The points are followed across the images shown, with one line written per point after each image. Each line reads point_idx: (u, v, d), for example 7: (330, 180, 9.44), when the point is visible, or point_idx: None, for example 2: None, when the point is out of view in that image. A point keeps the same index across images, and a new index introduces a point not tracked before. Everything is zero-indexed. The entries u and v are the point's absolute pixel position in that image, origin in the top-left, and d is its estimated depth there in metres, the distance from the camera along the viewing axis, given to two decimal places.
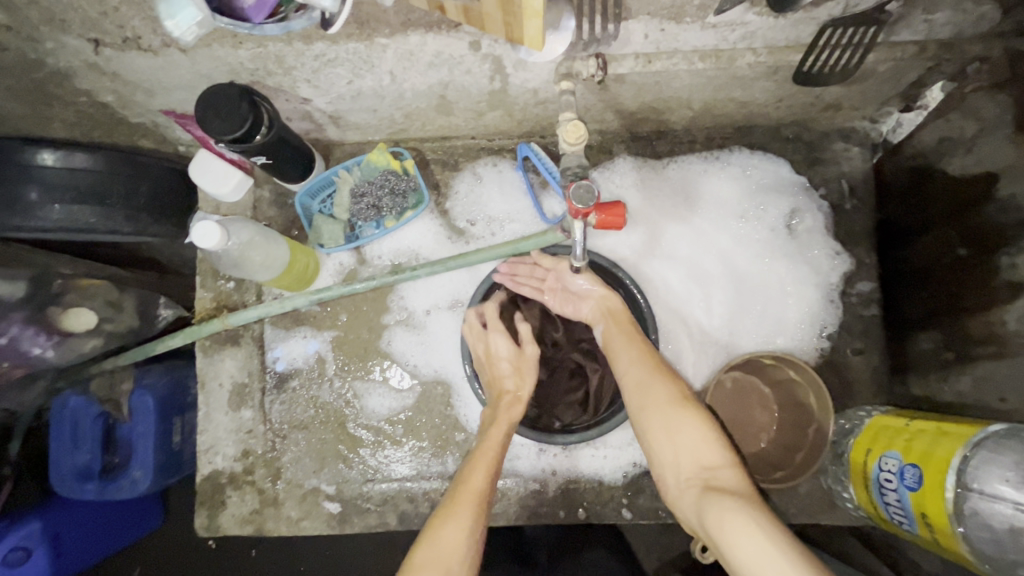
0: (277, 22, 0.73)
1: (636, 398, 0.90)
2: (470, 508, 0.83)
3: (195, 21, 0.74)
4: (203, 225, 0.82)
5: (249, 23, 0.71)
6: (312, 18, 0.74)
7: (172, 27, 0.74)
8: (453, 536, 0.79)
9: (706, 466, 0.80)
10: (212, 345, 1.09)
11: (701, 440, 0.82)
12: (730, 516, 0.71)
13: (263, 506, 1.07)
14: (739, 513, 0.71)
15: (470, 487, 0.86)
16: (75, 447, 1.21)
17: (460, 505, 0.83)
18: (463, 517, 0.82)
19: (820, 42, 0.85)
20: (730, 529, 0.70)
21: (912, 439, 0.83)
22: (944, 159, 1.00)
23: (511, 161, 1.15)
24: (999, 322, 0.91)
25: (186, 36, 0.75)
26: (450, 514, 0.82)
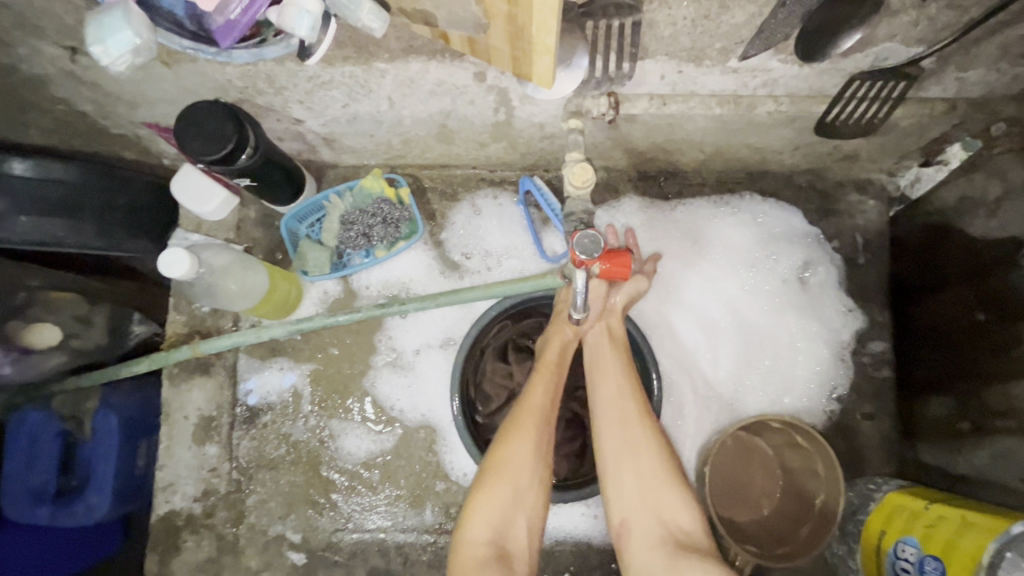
0: (250, 47, 0.67)
1: (614, 437, 0.82)
2: (530, 436, 0.81)
3: (130, 48, 0.62)
4: (174, 252, 0.75)
5: (216, 48, 0.65)
6: (290, 45, 0.68)
7: (99, 52, 0.61)
8: (508, 469, 0.79)
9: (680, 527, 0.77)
10: (180, 373, 1.01)
11: (678, 501, 0.78)
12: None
13: (221, 553, 0.98)
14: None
15: (528, 404, 0.83)
16: (30, 467, 1.11)
17: (521, 425, 0.82)
18: (527, 439, 0.81)
19: (845, 93, 0.81)
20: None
21: (932, 527, 0.76)
22: (965, 219, 0.95)
23: (512, 195, 1.09)
24: (1020, 397, 0.85)
25: (117, 64, 0.63)
26: (508, 435, 0.81)
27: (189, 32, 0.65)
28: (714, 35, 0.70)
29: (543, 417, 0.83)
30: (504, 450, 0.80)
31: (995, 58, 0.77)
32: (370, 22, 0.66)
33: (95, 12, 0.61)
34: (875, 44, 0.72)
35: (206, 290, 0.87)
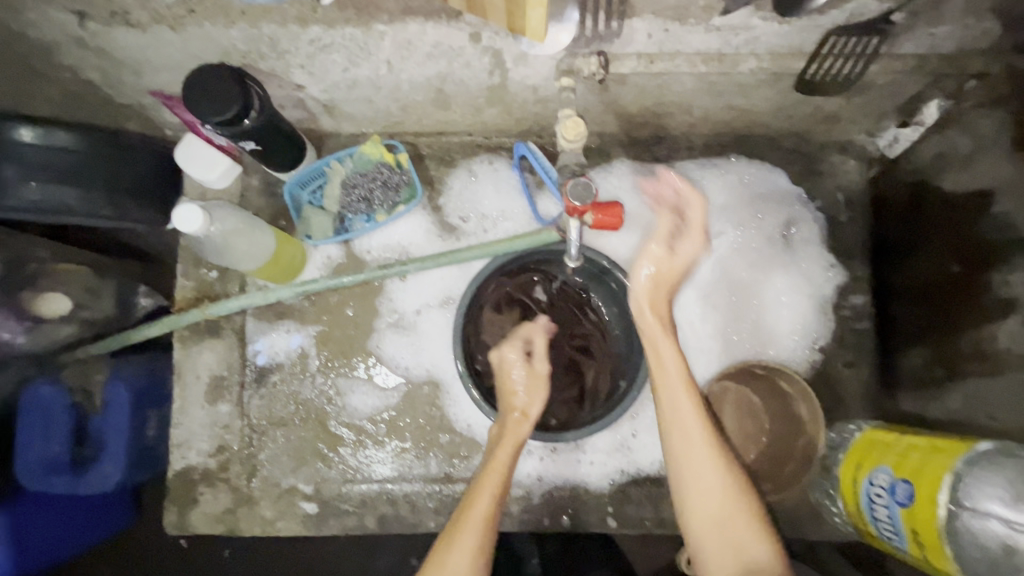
0: None
1: (674, 419, 0.87)
2: (476, 539, 0.80)
3: None
4: (186, 208, 0.79)
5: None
6: None
7: None
8: (455, 567, 0.79)
9: (736, 532, 0.80)
10: (191, 336, 1.06)
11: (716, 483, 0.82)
12: (712, 485, 0.82)
13: (237, 505, 1.03)
14: (729, 487, 0.82)
15: (474, 513, 0.82)
16: (45, 438, 1.15)
17: (464, 533, 0.81)
18: (465, 546, 0.80)
19: (823, 50, 0.85)
20: (710, 496, 0.82)
21: (904, 455, 0.82)
22: (940, 175, 1.00)
23: (507, 160, 1.13)
24: (990, 338, 0.90)
25: None
26: (451, 542, 0.80)
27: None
28: None
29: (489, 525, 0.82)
30: (444, 562, 0.79)
31: (964, 13, 0.81)
32: None
33: None
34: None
35: (214, 250, 0.90)
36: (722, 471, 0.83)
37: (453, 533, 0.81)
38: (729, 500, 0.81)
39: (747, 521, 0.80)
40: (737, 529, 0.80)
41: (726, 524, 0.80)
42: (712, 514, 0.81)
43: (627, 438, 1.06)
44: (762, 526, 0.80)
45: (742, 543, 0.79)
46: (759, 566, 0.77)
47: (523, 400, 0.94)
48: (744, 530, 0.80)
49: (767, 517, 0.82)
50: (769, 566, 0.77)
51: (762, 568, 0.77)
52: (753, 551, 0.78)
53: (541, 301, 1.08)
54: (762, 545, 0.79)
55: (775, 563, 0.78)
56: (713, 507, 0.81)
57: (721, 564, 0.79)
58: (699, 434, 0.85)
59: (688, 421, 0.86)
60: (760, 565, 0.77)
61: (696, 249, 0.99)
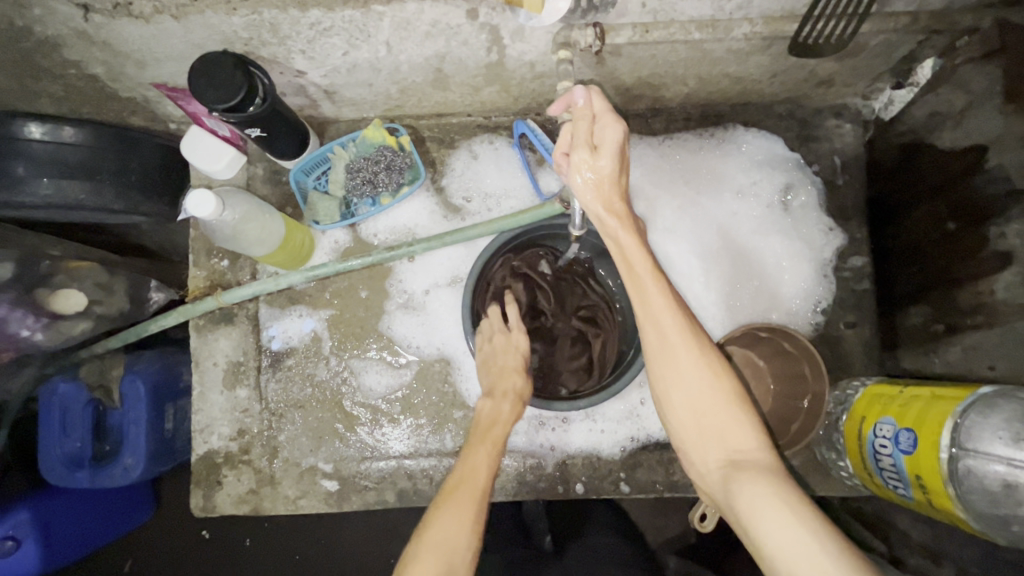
0: None
1: (648, 322, 0.81)
2: (474, 506, 0.80)
3: None
4: (198, 195, 0.81)
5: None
6: None
7: None
8: (453, 530, 0.77)
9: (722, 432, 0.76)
10: (206, 324, 1.08)
11: (699, 381, 0.78)
12: (693, 380, 0.78)
13: (260, 486, 1.06)
14: (713, 379, 0.78)
15: (472, 484, 0.83)
16: (65, 434, 1.19)
17: (457, 502, 0.80)
18: (462, 515, 0.79)
19: (814, 12, 0.86)
20: (690, 385, 0.78)
21: (905, 406, 0.84)
22: (934, 134, 1.01)
23: (507, 139, 1.15)
24: (987, 291, 0.92)
25: None
26: (447, 510, 0.79)
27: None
28: None
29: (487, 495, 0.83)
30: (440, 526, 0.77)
31: None
32: None
33: None
34: None
35: (227, 238, 0.93)
36: (701, 366, 0.78)
37: (450, 503, 0.80)
38: (711, 392, 0.77)
39: (728, 417, 0.76)
40: (718, 421, 0.77)
41: (711, 415, 0.77)
42: (694, 410, 0.78)
43: (637, 407, 1.09)
44: (746, 419, 0.76)
45: (727, 436, 0.76)
46: (742, 455, 0.74)
47: (518, 384, 0.98)
48: (727, 421, 0.76)
49: (752, 404, 0.77)
50: (756, 454, 0.74)
51: (747, 454, 0.74)
52: (742, 445, 0.75)
53: (547, 275, 1.10)
54: (751, 435, 0.75)
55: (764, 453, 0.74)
56: (694, 401, 0.78)
57: (705, 455, 0.77)
58: (675, 327, 0.79)
59: (659, 313, 0.79)
60: (744, 452, 0.75)
61: (618, 133, 0.78)
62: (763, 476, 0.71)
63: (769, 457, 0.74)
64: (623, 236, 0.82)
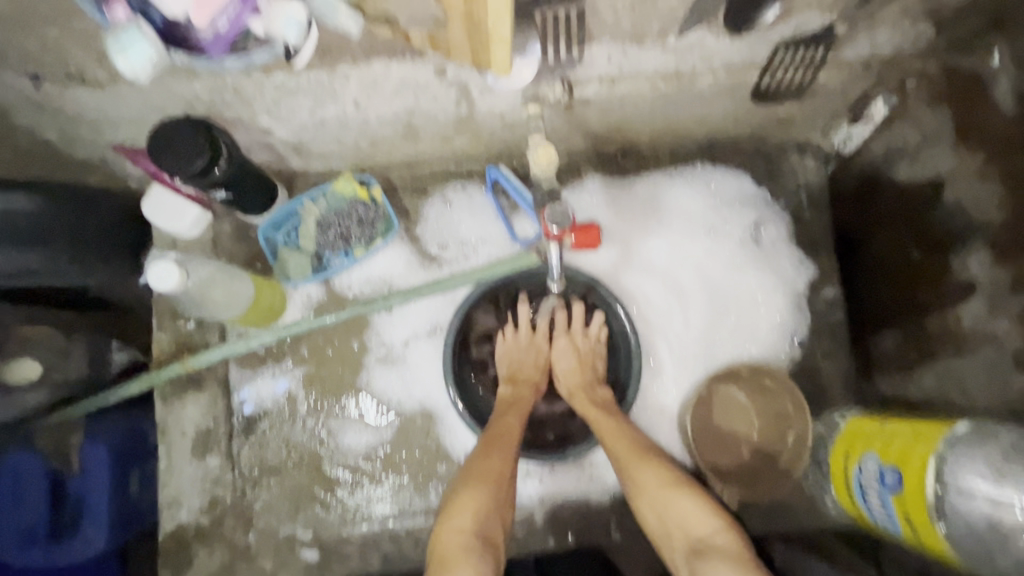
0: (238, 56, 0.66)
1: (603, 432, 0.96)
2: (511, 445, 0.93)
3: (149, 59, 0.63)
4: (161, 265, 0.78)
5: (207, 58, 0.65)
6: (275, 50, 0.66)
7: (124, 67, 0.63)
8: (488, 471, 0.89)
9: (698, 537, 0.84)
10: (173, 390, 1.03)
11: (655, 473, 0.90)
12: (650, 478, 0.90)
13: (235, 559, 1.01)
14: (644, 464, 0.91)
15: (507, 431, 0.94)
16: (16, 509, 1.03)
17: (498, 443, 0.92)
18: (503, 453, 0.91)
19: (773, 62, 0.90)
20: (646, 482, 0.89)
21: (888, 442, 0.85)
22: (893, 169, 1.05)
23: (480, 185, 1.14)
24: (955, 321, 0.95)
25: (141, 76, 0.64)
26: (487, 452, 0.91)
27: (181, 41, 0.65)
28: (653, 17, 0.77)
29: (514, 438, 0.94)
30: (489, 461, 0.90)
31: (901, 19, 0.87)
32: (347, 25, 0.67)
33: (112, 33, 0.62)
34: (795, 14, 0.80)
35: (193, 303, 0.89)
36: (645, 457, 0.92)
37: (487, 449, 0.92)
38: (663, 490, 0.88)
39: (667, 492, 0.88)
40: (668, 496, 0.88)
41: (697, 531, 0.84)
42: (655, 504, 0.88)
43: None
44: (695, 497, 0.87)
45: (670, 507, 0.87)
46: (707, 540, 0.83)
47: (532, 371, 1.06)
48: (670, 501, 0.87)
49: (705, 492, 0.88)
50: (719, 539, 0.82)
51: (713, 538, 0.83)
52: (698, 523, 0.85)
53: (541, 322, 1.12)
54: (699, 511, 0.85)
55: (726, 534, 0.83)
56: (652, 493, 0.89)
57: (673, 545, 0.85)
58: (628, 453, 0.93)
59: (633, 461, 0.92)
60: (707, 539, 0.83)
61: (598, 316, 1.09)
62: (726, 559, 0.79)
63: (732, 542, 0.82)
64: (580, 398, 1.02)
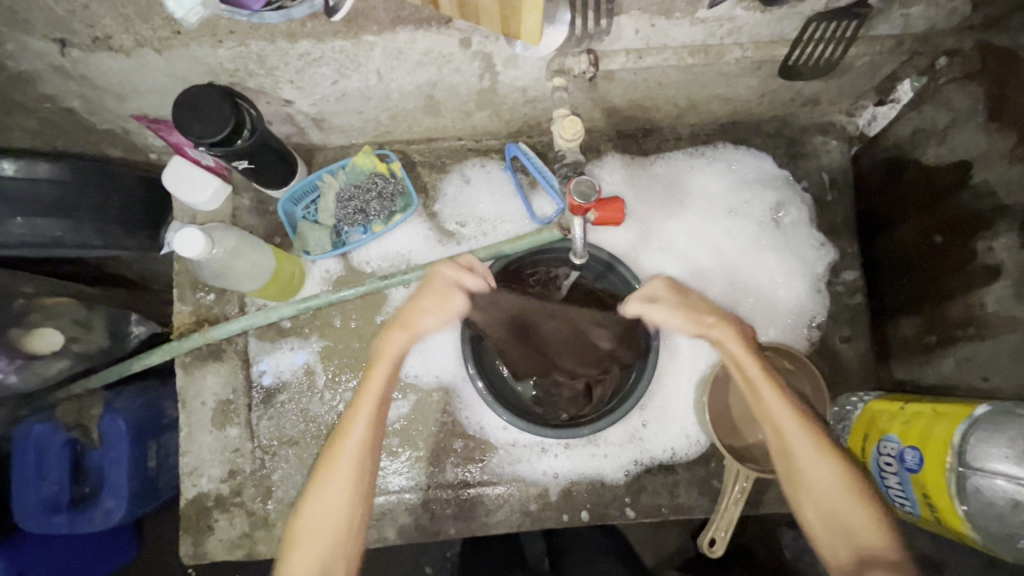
0: (276, 11, 0.72)
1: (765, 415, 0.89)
2: (344, 482, 0.86)
3: (198, 2, 0.69)
4: (186, 233, 0.78)
5: (247, 11, 0.71)
6: (313, 6, 0.73)
7: (175, 7, 0.69)
8: (319, 517, 0.85)
9: (862, 545, 0.83)
10: (193, 361, 1.04)
11: (831, 472, 0.86)
12: (824, 480, 0.86)
13: (254, 529, 1.02)
14: (820, 460, 0.86)
15: (342, 451, 0.86)
16: (40, 479, 1.08)
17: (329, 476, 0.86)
18: (338, 482, 0.86)
19: (804, 36, 0.88)
20: (818, 487, 0.86)
21: (909, 423, 0.85)
22: (920, 150, 1.03)
23: (499, 162, 1.13)
24: (978, 303, 0.94)
25: (190, 16, 0.70)
26: (321, 483, 0.86)
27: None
28: None
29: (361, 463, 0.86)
30: (316, 497, 0.86)
31: None
32: None
33: None
34: None
35: (216, 273, 0.90)
36: (827, 456, 0.86)
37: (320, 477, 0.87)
38: (837, 491, 0.85)
39: (850, 503, 0.85)
40: (839, 505, 0.85)
41: (865, 536, 0.83)
42: (820, 506, 0.86)
43: (638, 429, 1.08)
44: (864, 506, 0.85)
45: (840, 513, 0.85)
46: (866, 550, 0.83)
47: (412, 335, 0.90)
48: (846, 513, 0.85)
49: (871, 495, 0.85)
50: (882, 550, 0.82)
51: (873, 549, 0.82)
52: (865, 531, 0.84)
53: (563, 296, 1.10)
54: (867, 520, 0.84)
55: (886, 544, 0.83)
56: (821, 492, 0.86)
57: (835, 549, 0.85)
58: (808, 451, 0.87)
59: (805, 452, 0.87)
60: (870, 548, 0.83)
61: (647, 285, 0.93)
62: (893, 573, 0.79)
63: (896, 555, 0.82)
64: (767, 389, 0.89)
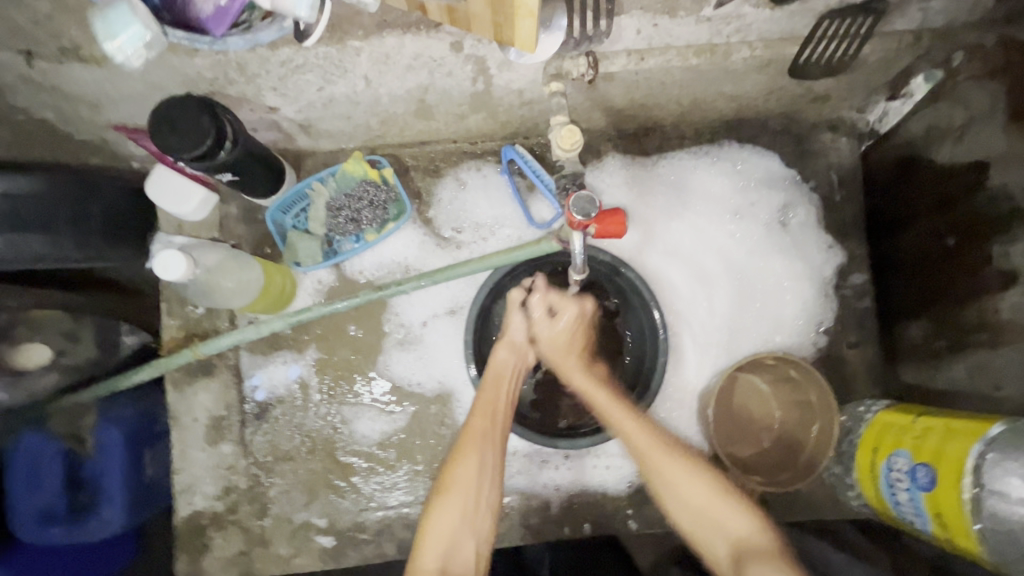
0: (242, 34, 0.66)
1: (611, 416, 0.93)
2: (477, 453, 0.89)
3: (143, 41, 0.63)
4: (169, 254, 0.75)
5: (208, 37, 0.64)
6: (283, 27, 0.67)
7: (114, 49, 0.63)
8: (465, 478, 0.88)
9: (734, 534, 0.84)
10: (183, 377, 1.01)
11: (689, 475, 0.88)
12: (678, 474, 0.89)
13: (250, 546, 1.01)
14: (681, 466, 0.89)
15: (472, 428, 0.91)
16: (34, 490, 1.03)
17: (468, 448, 0.89)
18: (471, 460, 0.89)
19: (816, 33, 0.83)
20: (682, 481, 0.88)
21: (921, 438, 0.82)
22: (932, 148, 0.98)
23: (496, 165, 1.09)
24: (992, 310, 0.89)
25: (133, 60, 0.64)
26: (459, 458, 0.89)
27: (179, 22, 0.65)
28: None
29: (488, 438, 0.90)
30: (457, 467, 0.88)
31: None
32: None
33: (100, 11, 0.62)
34: None
35: (202, 291, 0.87)
36: (681, 458, 0.89)
37: (458, 452, 0.90)
38: (703, 489, 0.87)
39: (716, 501, 0.86)
40: (697, 491, 0.87)
41: (740, 532, 0.83)
42: (692, 505, 0.87)
43: None
44: (730, 500, 0.86)
45: (710, 513, 0.86)
46: (746, 542, 0.82)
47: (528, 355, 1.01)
48: (715, 508, 0.86)
49: (733, 491, 0.87)
50: (759, 537, 0.83)
51: (752, 542, 0.82)
52: (734, 524, 0.84)
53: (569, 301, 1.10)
54: (742, 518, 0.85)
55: (757, 531, 0.83)
56: (688, 492, 0.87)
57: (711, 544, 0.85)
58: (651, 447, 0.91)
59: (655, 451, 0.90)
60: (745, 539, 0.83)
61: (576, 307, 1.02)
62: (767, 562, 0.79)
63: (771, 542, 0.82)
64: (581, 379, 0.98)
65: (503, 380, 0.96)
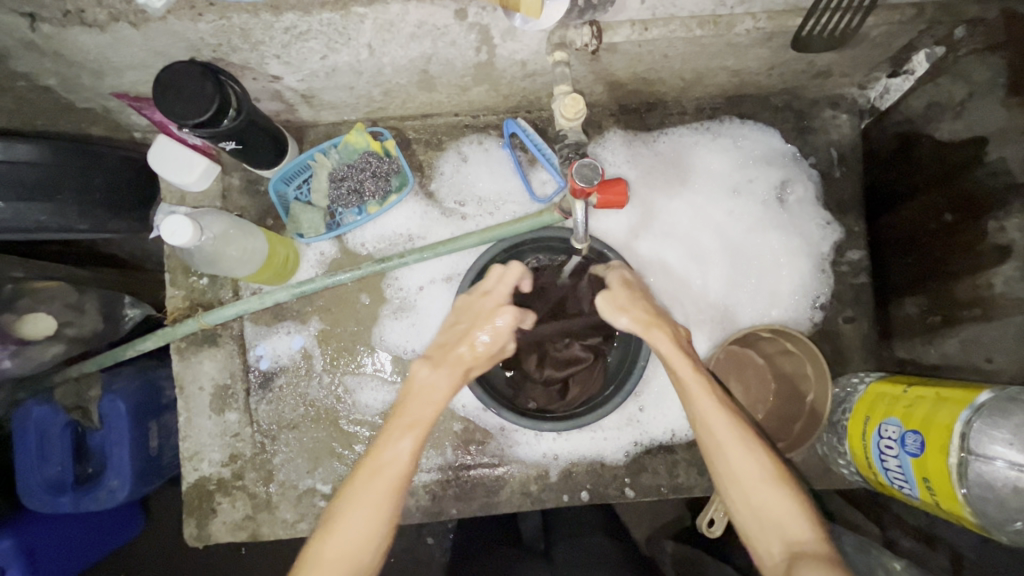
0: None
1: (708, 434, 0.79)
2: (384, 486, 0.76)
3: None
4: (174, 221, 0.76)
5: None
6: None
7: None
8: (365, 505, 0.75)
9: (793, 539, 0.73)
10: (189, 346, 1.03)
11: (784, 509, 0.75)
12: (774, 502, 0.75)
13: (256, 511, 1.03)
14: (765, 486, 0.75)
15: (381, 457, 0.78)
16: (42, 461, 1.03)
17: (373, 478, 0.76)
18: (374, 490, 0.76)
19: (820, 5, 0.84)
20: (770, 506, 0.75)
21: (912, 407, 0.84)
22: (932, 124, 0.99)
23: (498, 139, 1.09)
24: (986, 285, 0.91)
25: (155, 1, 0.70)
26: (363, 481, 0.76)
27: None
28: None
29: (390, 470, 0.77)
30: (354, 496, 0.75)
31: None
32: None
33: None
34: None
35: (206, 260, 0.87)
36: (776, 480, 0.76)
37: (361, 476, 0.77)
38: (764, 485, 0.76)
39: (775, 491, 0.75)
40: (770, 504, 0.75)
41: (794, 534, 0.73)
42: (756, 515, 0.75)
43: (636, 413, 1.08)
44: (785, 495, 0.75)
45: (767, 508, 0.75)
46: (800, 545, 0.72)
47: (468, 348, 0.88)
48: (780, 505, 0.75)
49: (790, 479, 0.76)
50: (816, 545, 0.72)
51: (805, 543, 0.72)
52: (792, 526, 0.73)
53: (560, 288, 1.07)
54: (800, 519, 0.73)
55: (817, 536, 0.72)
56: (779, 528, 0.74)
57: (765, 544, 0.75)
58: (730, 439, 0.78)
59: (746, 480, 0.76)
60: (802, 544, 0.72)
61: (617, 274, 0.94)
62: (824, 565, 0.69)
63: (829, 549, 0.71)
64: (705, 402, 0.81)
65: (430, 403, 0.84)
